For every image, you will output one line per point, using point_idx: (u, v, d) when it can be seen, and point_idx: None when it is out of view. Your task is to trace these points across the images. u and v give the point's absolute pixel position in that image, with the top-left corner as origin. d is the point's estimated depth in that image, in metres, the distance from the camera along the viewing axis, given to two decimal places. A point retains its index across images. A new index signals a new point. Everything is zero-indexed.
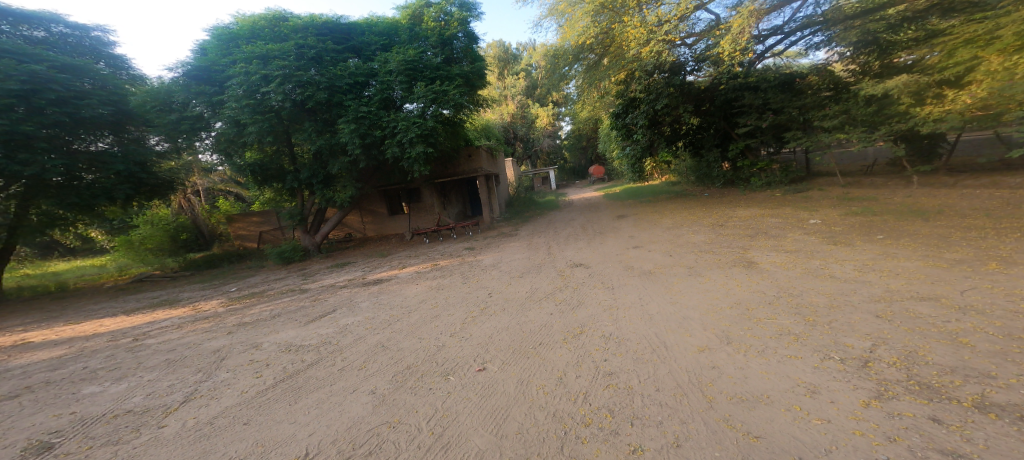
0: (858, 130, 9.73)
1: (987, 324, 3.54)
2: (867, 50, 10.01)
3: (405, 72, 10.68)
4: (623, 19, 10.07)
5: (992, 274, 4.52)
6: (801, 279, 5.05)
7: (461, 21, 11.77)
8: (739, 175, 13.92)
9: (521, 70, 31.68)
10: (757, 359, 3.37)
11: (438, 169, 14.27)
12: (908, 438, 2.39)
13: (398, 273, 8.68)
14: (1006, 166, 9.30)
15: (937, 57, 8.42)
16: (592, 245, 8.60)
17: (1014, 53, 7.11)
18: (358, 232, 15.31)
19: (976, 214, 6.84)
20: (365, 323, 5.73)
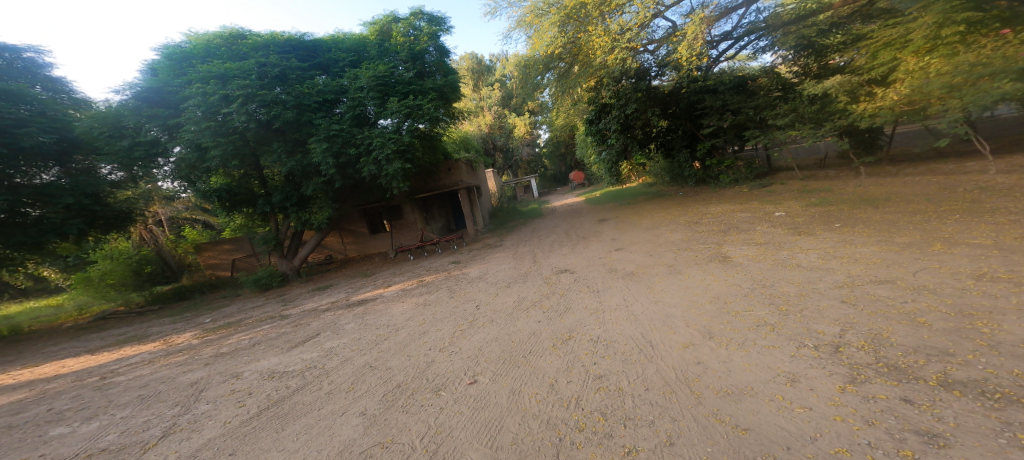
0: (806, 127, 10.28)
1: (940, 303, 3.76)
2: (805, 53, 10.59)
3: (377, 88, 10.64)
4: (588, 28, 10.28)
5: (939, 254, 4.83)
6: (772, 270, 5.25)
7: (431, 36, 11.96)
8: (709, 173, 14.32)
9: (496, 81, 31.93)
10: (738, 352, 3.47)
11: (418, 184, 14.16)
12: (884, 421, 2.51)
13: (383, 292, 8.55)
14: (939, 153, 9.96)
15: (863, 58, 9.03)
16: (576, 251, 8.67)
17: (926, 54, 7.79)
18: (339, 254, 15.01)
19: (918, 199, 7.28)
20: (352, 344, 5.62)
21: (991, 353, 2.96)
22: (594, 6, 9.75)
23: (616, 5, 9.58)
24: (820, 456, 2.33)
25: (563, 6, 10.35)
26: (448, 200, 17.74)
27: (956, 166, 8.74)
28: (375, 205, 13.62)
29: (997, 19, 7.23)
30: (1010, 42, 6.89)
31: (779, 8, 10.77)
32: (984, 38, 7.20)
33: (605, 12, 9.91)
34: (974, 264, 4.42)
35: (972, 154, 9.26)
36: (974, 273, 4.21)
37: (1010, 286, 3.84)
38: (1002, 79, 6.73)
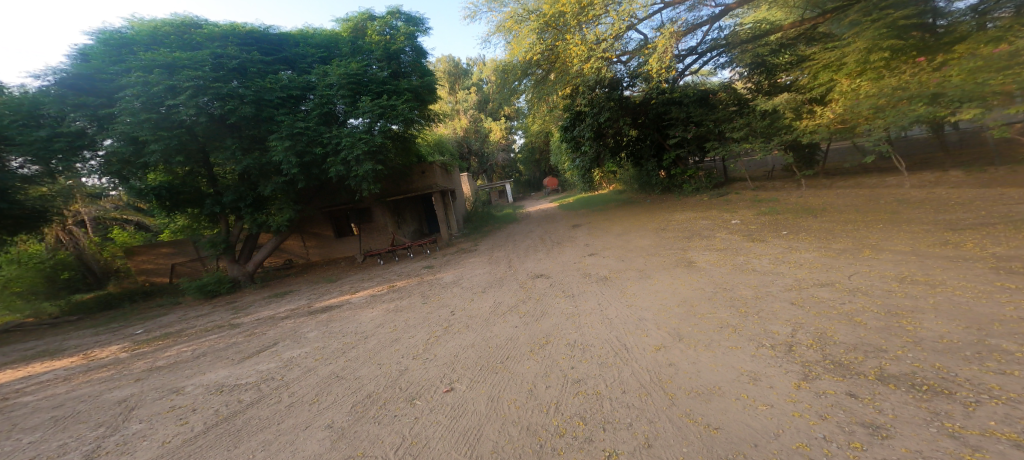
0: (758, 141, 11.02)
1: (872, 303, 4.14)
2: (758, 71, 11.49)
3: (347, 86, 10.32)
4: (565, 37, 10.37)
5: (868, 258, 5.33)
6: (731, 274, 5.56)
7: (408, 36, 11.60)
8: (674, 182, 14.95)
9: (473, 84, 31.97)
10: (706, 353, 3.64)
11: (390, 187, 13.67)
12: (836, 415, 2.71)
13: (349, 298, 8.21)
14: (864, 169, 11.06)
15: (806, 79, 9.85)
16: (551, 256, 8.73)
17: (858, 77, 8.60)
18: (301, 258, 14.33)
19: (849, 209, 7.99)
20: (316, 354, 5.33)
21: (916, 348, 3.30)
22: (572, 15, 9.76)
23: (593, 15, 9.64)
24: (783, 451, 2.47)
25: (542, 13, 10.38)
26: (420, 203, 17.44)
27: (878, 180, 9.73)
28: (342, 207, 13.08)
29: (911, 49, 8.19)
30: (929, 69, 7.73)
31: (739, 27, 11.65)
32: (905, 65, 8.10)
33: (583, 22, 9.96)
34: (897, 268, 4.91)
35: (891, 170, 10.34)
36: (898, 276, 4.68)
37: (927, 287, 4.30)
38: (919, 102, 7.54)
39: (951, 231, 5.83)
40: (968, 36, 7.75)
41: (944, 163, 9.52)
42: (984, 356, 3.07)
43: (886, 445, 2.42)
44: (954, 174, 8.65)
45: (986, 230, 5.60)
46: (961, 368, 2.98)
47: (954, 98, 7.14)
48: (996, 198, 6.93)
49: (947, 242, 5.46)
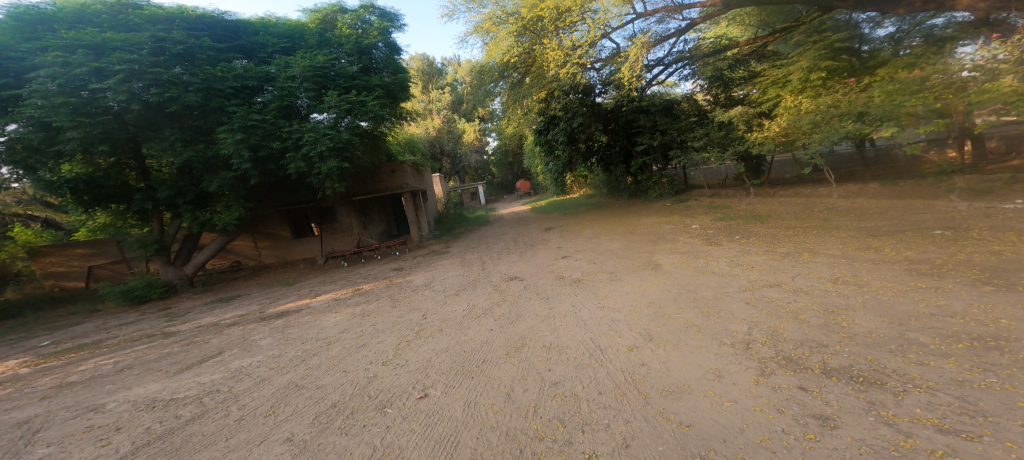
0: (715, 151, 11.63)
1: (813, 302, 4.53)
2: (716, 84, 12.10)
3: (312, 79, 9.80)
4: (543, 41, 10.39)
5: (806, 261, 5.83)
6: (693, 276, 5.85)
7: (382, 31, 11.44)
8: (640, 188, 15.52)
9: (447, 85, 32.13)
10: (674, 352, 3.80)
11: (357, 186, 13.24)
12: (790, 408, 2.93)
13: (309, 303, 7.76)
14: (801, 180, 12.10)
15: (757, 94, 10.71)
16: (524, 258, 8.78)
17: (800, 94, 9.43)
18: (252, 260, 13.36)
19: (790, 216, 8.71)
20: (271, 362, 4.99)
21: (853, 343, 3.64)
22: (550, 20, 9.80)
23: (570, 21, 9.66)
24: (748, 444, 2.64)
25: (521, 16, 10.44)
26: (390, 204, 17.03)
27: (813, 189, 10.69)
28: (303, 206, 12.38)
29: (842, 70, 9.23)
30: (858, 89, 8.67)
31: (700, 41, 12.39)
32: (837, 84, 9.03)
33: (559, 27, 10.01)
34: (830, 269, 5.43)
35: (823, 181, 11.42)
36: (831, 277, 5.17)
37: (857, 287, 4.77)
38: (847, 120, 8.39)
39: (872, 237, 6.50)
40: (892, 62, 8.77)
41: (865, 176, 10.67)
42: (907, 348, 3.44)
43: (835, 435, 2.64)
44: (872, 186, 9.68)
45: (901, 237, 6.30)
46: (890, 359, 3.33)
47: (876, 116, 8.03)
48: (907, 208, 7.85)
49: (869, 247, 6.09)
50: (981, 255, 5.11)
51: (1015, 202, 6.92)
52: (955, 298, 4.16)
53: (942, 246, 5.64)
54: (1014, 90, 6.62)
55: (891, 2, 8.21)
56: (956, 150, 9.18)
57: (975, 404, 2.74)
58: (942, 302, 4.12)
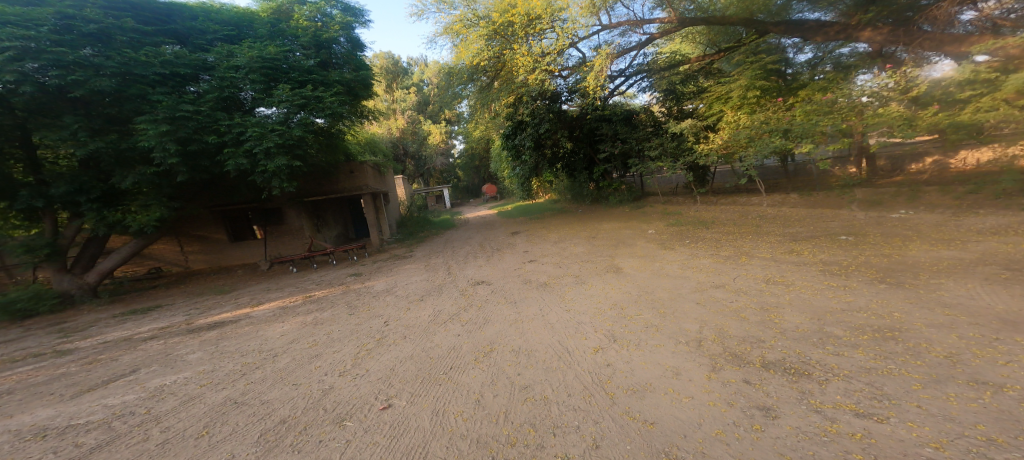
0: (667, 161, 12.11)
1: (752, 301, 4.95)
2: (668, 97, 12.75)
3: (259, 71, 9.19)
4: (513, 47, 10.75)
5: (743, 263, 6.36)
6: (651, 278, 6.15)
7: (344, 26, 11.02)
8: (602, 194, 16.30)
9: (412, 85, 31.90)
10: (636, 351, 3.98)
11: (310, 186, 12.53)
12: (738, 401, 3.15)
13: (249, 312, 7.14)
14: (737, 190, 13.16)
15: (703, 108, 11.47)
16: (491, 262, 8.74)
17: (738, 110, 10.29)
18: (178, 266, 12.05)
19: (730, 222, 9.46)
20: (203, 378, 4.54)
21: (784, 337, 4.01)
22: (520, 26, 10.19)
23: (539, 28, 10.18)
24: (706, 438, 2.79)
25: (491, 20, 10.55)
26: (346, 206, 16.31)
27: (750, 198, 11.69)
28: (245, 207, 11.47)
29: (773, 90, 10.11)
30: (783, 108, 9.62)
31: (657, 56, 13.00)
32: (769, 102, 9.98)
33: (529, 34, 10.46)
34: (764, 270, 5.96)
35: (755, 191, 12.56)
36: (764, 278, 5.68)
37: (784, 286, 5.27)
38: (775, 136, 9.29)
39: (794, 242, 7.20)
40: (809, 85, 9.84)
41: (788, 187, 11.90)
42: (828, 341, 3.85)
43: (776, 424, 2.87)
44: (793, 196, 10.74)
45: (819, 241, 7.04)
46: (813, 351, 3.71)
47: (798, 133, 8.93)
48: (818, 216, 8.84)
49: (792, 250, 6.77)
50: (875, 257, 5.88)
51: (899, 212, 8.05)
52: (860, 294, 4.72)
53: (848, 249, 6.40)
54: (899, 116, 7.73)
55: (811, 31, 9.48)
56: (856, 166, 10.54)
57: (881, 388, 3.11)
58: (848, 298, 4.67)
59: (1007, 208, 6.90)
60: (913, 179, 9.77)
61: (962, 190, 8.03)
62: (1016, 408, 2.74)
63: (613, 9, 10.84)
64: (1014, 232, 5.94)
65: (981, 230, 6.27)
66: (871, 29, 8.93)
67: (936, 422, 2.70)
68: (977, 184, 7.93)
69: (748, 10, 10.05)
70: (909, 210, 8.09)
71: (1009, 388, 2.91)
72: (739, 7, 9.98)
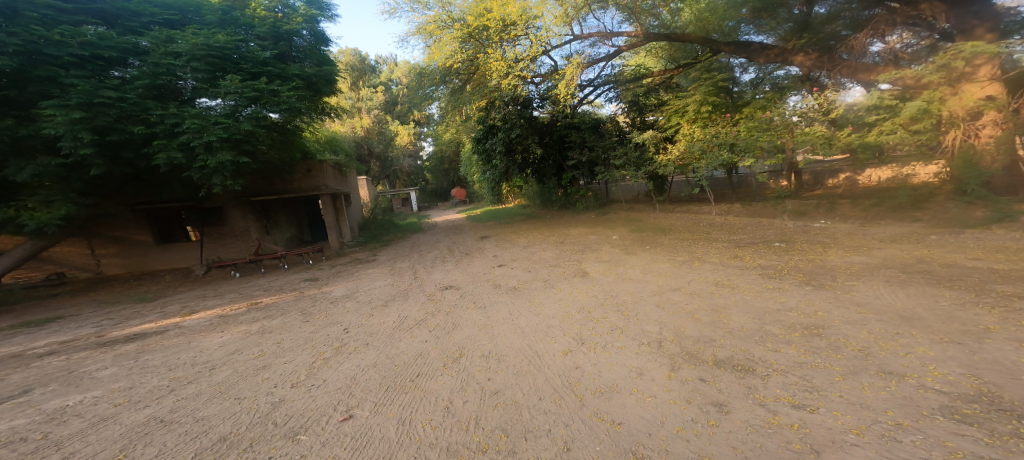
0: (631, 169, 12.45)
1: (705, 302, 5.23)
2: (632, 108, 13.43)
3: (205, 60, 8.44)
4: (486, 50, 10.83)
5: (696, 268, 6.72)
6: (615, 282, 6.34)
7: (307, 19, 10.45)
8: (570, 200, 16.18)
9: (380, 83, 31.03)
10: (603, 353, 4.08)
11: (259, 185, 11.96)
12: (696, 398, 3.26)
13: (181, 321, 6.51)
14: (692, 198, 13.93)
15: (663, 120, 12.10)
16: (460, 266, 8.62)
17: (694, 123, 10.94)
18: (87, 271, 10.78)
19: (687, 229, 10.01)
20: (119, 396, 4.06)
21: (731, 337, 4.23)
22: (495, 31, 10.36)
23: (513, 35, 10.31)
24: (668, 436, 2.85)
25: (466, 24, 10.66)
26: (299, 207, 15.41)
27: (703, 206, 12.42)
28: (179, 205, 10.50)
29: (722, 106, 10.95)
30: (731, 124, 10.35)
31: (623, 67, 13.55)
32: (719, 118, 10.68)
33: (503, 40, 10.60)
34: (714, 274, 6.33)
35: (705, 200, 13.39)
36: (714, 281, 6.04)
37: (730, 289, 5.62)
38: (723, 149, 9.93)
39: (736, 248, 7.72)
40: (752, 102, 10.65)
41: (735, 196, 12.80)
42: (768, 339, 4.12)
43: (728, 419, 2.97)
44: (736, 207, 11.53)
45: (757, 248, 7.60)
46: (756, 349, 3.94)
47: (742, 147, 9.59)
48: (756, 225, 9.58)
49: (736, 256, 7.25)
50: (801, 262, 6.43)
51: (821, 222, 8.90)
52: (791, 295, 5.14)
53: (780, 255, 6.96)
54: (822, 135, 8.57)
55: (755, 52, 10.29)
56: (785, 179, 11.57)
57: (811, 381, 3.31)
58: (782, 299, 5.08)
59: (904, 220, 7.90)
60: (831, 191, 10.89)
61: (869, 202, 8.94)
62: (914, 393, 3.01)
63: (586, 20, 11.11)
64: (909, 240, 6.75)
65: (884, 238, 7.08)
66: (802, 54, 9.84)
67: (856, 410, 2.89)
68: (878, 197, 8.83)
69: (704, 29, 11.05)
70: (826, 220, 9.00)
71: (909, 376, 3.20)
72: (697, 26, 11.05)
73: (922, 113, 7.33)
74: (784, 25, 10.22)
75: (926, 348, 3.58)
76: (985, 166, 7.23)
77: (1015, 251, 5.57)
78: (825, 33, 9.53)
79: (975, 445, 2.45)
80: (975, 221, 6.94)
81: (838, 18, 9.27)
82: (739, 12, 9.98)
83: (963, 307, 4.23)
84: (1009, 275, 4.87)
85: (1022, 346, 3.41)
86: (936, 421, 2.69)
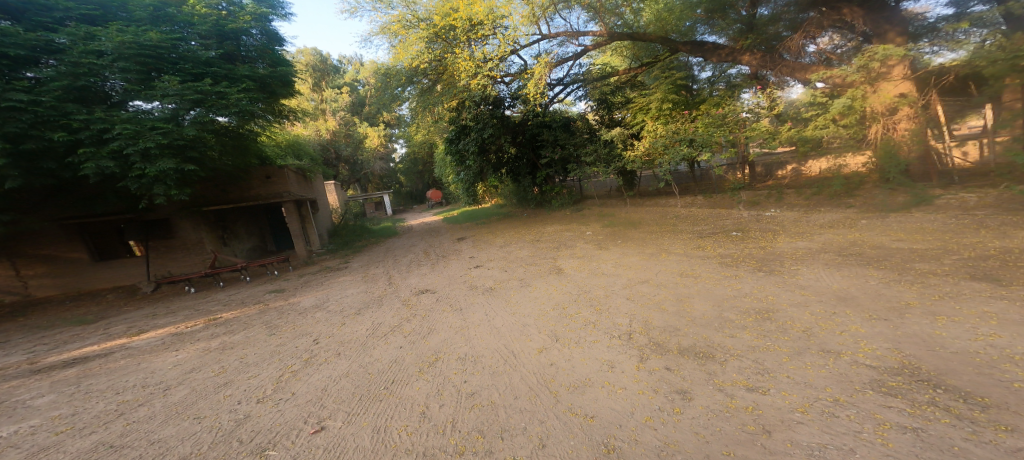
0: (601, 166, 12.70)
1: (671, 293, 5.36)
2: (600, 107, 13.61)
3: (135, 59, 7.83)
4: (454, 50, 10.70)
5: (664, 259, 6.94)
6: (590, 277, 6.43)
7: (257, 16, 9.89)
8: (545, 198, 16.18)
9: (344, 84, 30.08)
10: (576, 349, 4.11)
11: (211, 193, 11.18)
12: (662, 387, 3.31)
13: (128, 342, 5.98)
14: (660, 192, 14.38)
15: (629, 117, 12.43)
16: (436, 269, 8.47)
17: (658, 120, 11.31)
18: (13, 295, 9.32)
19: (657, 221, 10.36)
20: (59, 424, 3.67)
21: (693, 325, 4.33)
22: (462, 30, 10.25)
23: (481, 34, 10.28)
24: (638, 426, 2.90)
25: (432, 23, 10.51)
26: (260, 216, 14.60)
27: (669, 199, 12.86)
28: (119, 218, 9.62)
29: (681, 104, 11.36)
30: (689, 120, 10.76)
31: (592, 67, 13.77)
32: (679, 114, 11.11)
33: (471, 39, 10.52)
34: (679, 265, 6.56)
35: (670, 193, 13.87)
36: (680, 271, 6.24)
37: (694, 278, 5.83)
38: (683, 144, 10.31)
39: (699, 239, 8.06)
40: (708, 100, 11.12)
41: (697, 189, 13.34)
42: (725, 325, 4.24)
43: (691, 405, 3.04)
44: (698, 199, 12.03)
45: (716, 237, 7.96)
46: (716, 335, 4.04)
47: (700, 142, 9.99)
48: (715, 215, 10.05)
49: (699, 246, 7.56)
50: (755, 249, 6.79)
51: (772, 210, 9.46)
52: (746, 282, 5.38)
53: (737, 243, 7.33)
54: (767, 131, 9.33)
55: (709, 52, 10.77)
56: (740, 172, 12.20)
57: (763, 364, 3.45)
58: (738, 286, 5.29)
59: (837, 206, 8.59)
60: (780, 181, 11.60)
61: (810, 191, 9.56)
62: (848, 369, 3.22)
63: (553, 20, 11.20)
64: (843, 225, 7.28)
65: (823, 224, 7.61)
66: (749, 53, 10.39)
67: (801, 389, 3.05)
68: (817, 186, 9.51)
69: (663, 29, 11.31)
70: (776, 209, 9.54)
71: (845, 354, 3.43)
72: (658, 25, 11.20)
73: (847, 108, 8.09)
74: (733, 25, 10.93)
75: (857, 325, 3.86)
76: (903, 156, 7.95)
77: (932, 231, 6.13)
78: (768, 34, 10.24)
79: (899, 416, 2.66)
80: (897, 205, 7.59)
81: (779, 19, 9.98)
82: (695, 13, 10.58)
83: (888, 285, 4.60)
84: (925, 253, 5.35)
85: (935, 319, 3.74)
86: (867, 394, 2.91)
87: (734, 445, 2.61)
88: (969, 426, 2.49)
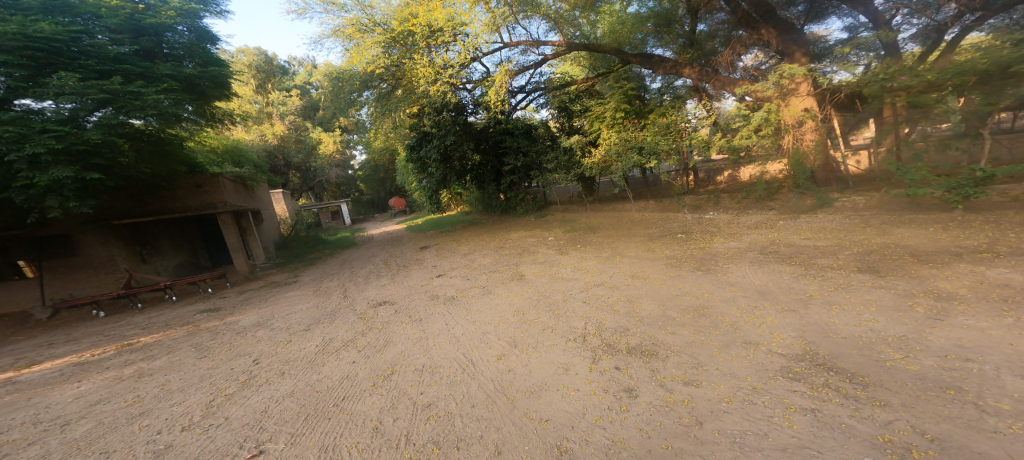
0: (561, 172, 12.95)
1: (622, 295, 5.53)
2: (561, 115, 13.91)
3: (20, 52, 7.14)
4: (413, 56, 10.64)
5: (618, 263, 7.15)
6: (549, 282, 6.54)
7: (184, 13, 9.50)
8: (511, 205, 16.29)
9: (294, 86, 29.07)
10: (534, 353, 4.17)
11: (126, 205, 10.36)
12: (612, 386, 3.42)
13: (20, 376, 5.45)
14: (618, 196, 14.80)
15: (587, 125, 12.75)
16: (397, 280, 8.30)
17: (612, 127, 11.69)
18: None
19: (610, 226, 10.68)
20: None
21: (642, 324, 4.50)
22: (422, 36, 10.21)
23: (442, 41, 10.29)
24: (588, 426, 2.98)
25: (390, 29, 10.48)
26: (190, 229, 13.77)
27: (626, 204, 13.28)
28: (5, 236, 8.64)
29: (632, 113, 11.80)
30: (639, 128, 11.16)
31: (552, 75, 14.04)
32: (630, 123, 11.52)
33: (432, 46, 10.49)
34: (632, 267, 6.78)
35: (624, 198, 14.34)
36: (632, 274, 6.44)
37: (643, 280, 6.04)
38: (632, 151, 10.70)
39: (649, 242, 8.37)
40: (656, 109, 11.60)
41: (651, 194, 13.86)
42: (669, 323, 4.43)
43: (637, 402, 3.16)
44: (648, 204, 12.52)
45: (664, 240, 8.28)
46: (660, 333, 4.22)
47: (648, 149, 10.38)
48: (660, 219, 10.53)
49: (649, 248, 7.84)
50: (695, 250, 7.13)
51: (710, 213, 10.01)
52: (687, 281, 5.65)
53: (682, 245, 7.68)
54: (703, 140, 10.00)
55: (655, 63, 11.17)
56: (684, 178, 12.85)
57: (697, 357, 3.64)
58: (681, 285, 5.57)
59: (762, 209, 9.27)
60: (719, 185, 12.32)
61: (740, 195, 10.27)
62: (765, 358, 3.46)
63: (513, 29, 11.37)
64: (765, 226, 7.81)
65: (751, 225, 8.13)
66: (690, 66, 10.88)
67: (728, 379, 3.25)
68: (744, 191, 10.22)
69: (619, 42, 11.60)
70: (713, 212, 10.12)
71: (763, 344, 3.68)
72: (611, 37, 11.54)
73: (764, 121, 8.78)
74: (676, 40, 11.66)
75: (773, 317, 4.15)
76: (809, 164, 8.75)
77: (830, 230, 6.70)
78: (706, 48, 11.28)
79: (803, 399, 2.89)
80: (805, 207, 8.33)
81: (715, 35, 11.19)
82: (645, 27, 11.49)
83: (797, 279, 4.99)
84: (826, 249, 5.83)
85: (831, 308, 4.09)
86: (778, 380, 3.14)
87: (672, 438, 2.74)
88: (854, 404, 2.75)
